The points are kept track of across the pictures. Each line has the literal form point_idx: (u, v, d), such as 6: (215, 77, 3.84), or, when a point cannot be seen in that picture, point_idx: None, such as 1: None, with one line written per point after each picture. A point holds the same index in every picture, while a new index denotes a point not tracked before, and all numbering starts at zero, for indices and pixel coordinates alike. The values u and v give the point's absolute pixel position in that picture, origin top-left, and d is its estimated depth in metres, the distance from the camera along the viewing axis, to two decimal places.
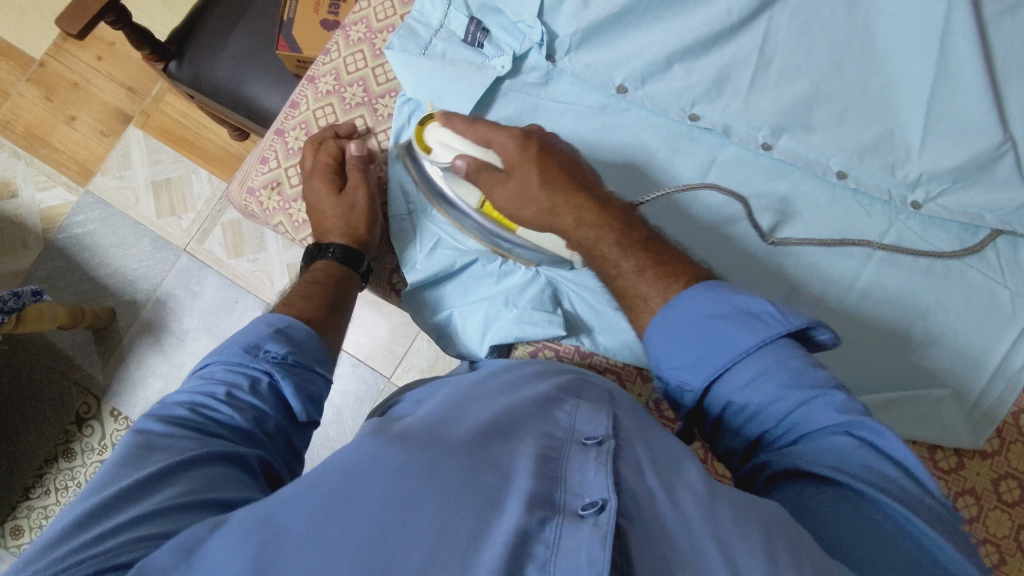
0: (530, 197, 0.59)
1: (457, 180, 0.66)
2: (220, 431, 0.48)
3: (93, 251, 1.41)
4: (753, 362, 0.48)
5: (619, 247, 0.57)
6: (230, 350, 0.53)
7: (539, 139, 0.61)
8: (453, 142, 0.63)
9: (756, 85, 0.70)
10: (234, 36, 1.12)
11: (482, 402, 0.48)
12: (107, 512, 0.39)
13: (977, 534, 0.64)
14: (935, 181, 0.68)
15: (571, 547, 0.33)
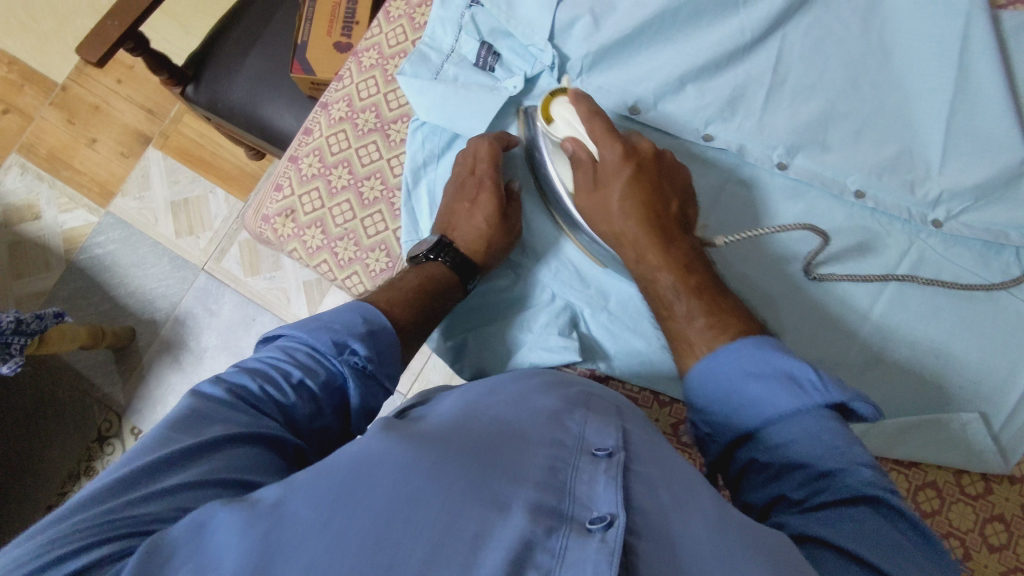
0: (607, 212, 0.61)
1: (562, 161, 0.66)
2: (276, 417, 0.48)
3: (114, 271, 1.44)
4: (789, 428, 0.48)
5: (676, 291, 0.58)
6: (320, 336, 0.52)
7: (645, 160, 0.61)
8: (568, 125, 0.63)
9: (770, 104, 0.69)
10: (250, 59, 1.14)
11: (494, 403, 0.48)
12: (143, 477, 0.38)
13: (1006, 562, 0.62)
14: (957, 200, 0.66)
15: (576, 559, 0.32)
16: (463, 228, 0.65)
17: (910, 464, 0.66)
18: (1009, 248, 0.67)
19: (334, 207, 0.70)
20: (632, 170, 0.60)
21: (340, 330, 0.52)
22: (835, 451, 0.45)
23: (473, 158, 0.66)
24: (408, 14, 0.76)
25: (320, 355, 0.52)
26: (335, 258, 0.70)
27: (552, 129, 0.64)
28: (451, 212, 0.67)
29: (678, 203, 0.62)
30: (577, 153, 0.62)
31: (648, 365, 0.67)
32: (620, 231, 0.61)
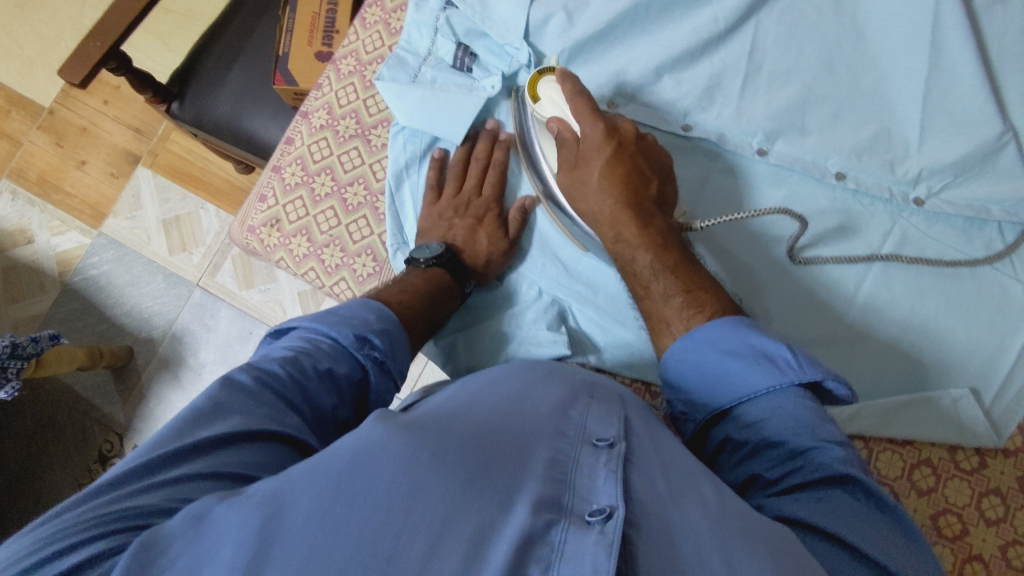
0: (586, 187, 0.61)
1: (547, 141, 0.66)
2: (305, 408, 0.46)
3: (109, 291, 1.44)
4: (761, 407, 0.49)
5: (653, 268, 0.57)
6: (341, 330, 0.51)
7: (628, 140, 0.61)
8: (554, 104, 0.63)
9: (747, 91, 0.69)
10: (234, 73, 1.14)
11: (494, 391, 0.48)
12: (153, 468, 0.38)
13: (1005, 536, 0.62)
14: (937, 177, 0.67)
15: (576, 553, 0.33)
16: (466, 241, 0.66)
17: (903, 442, 0.66)
18: (991, 222, 0.67)
19: (319, 214, 0.70)
20: (614, 149, 0.61)
21: (361, 326, 0.52)
22: (806, 427, 0.46)
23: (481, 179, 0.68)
24: (384, 20, 0.76)
25: (341, 347, 0.51)
26: (321, 265, 0.70)
27: (537, 108, 0.65)
28: (449, 222, 0.67)
29: (658, 185, 0.62)
30: (561, 131, 0.63)
31: (638, 357, 0.67)
32: (595, 205, 0.61)
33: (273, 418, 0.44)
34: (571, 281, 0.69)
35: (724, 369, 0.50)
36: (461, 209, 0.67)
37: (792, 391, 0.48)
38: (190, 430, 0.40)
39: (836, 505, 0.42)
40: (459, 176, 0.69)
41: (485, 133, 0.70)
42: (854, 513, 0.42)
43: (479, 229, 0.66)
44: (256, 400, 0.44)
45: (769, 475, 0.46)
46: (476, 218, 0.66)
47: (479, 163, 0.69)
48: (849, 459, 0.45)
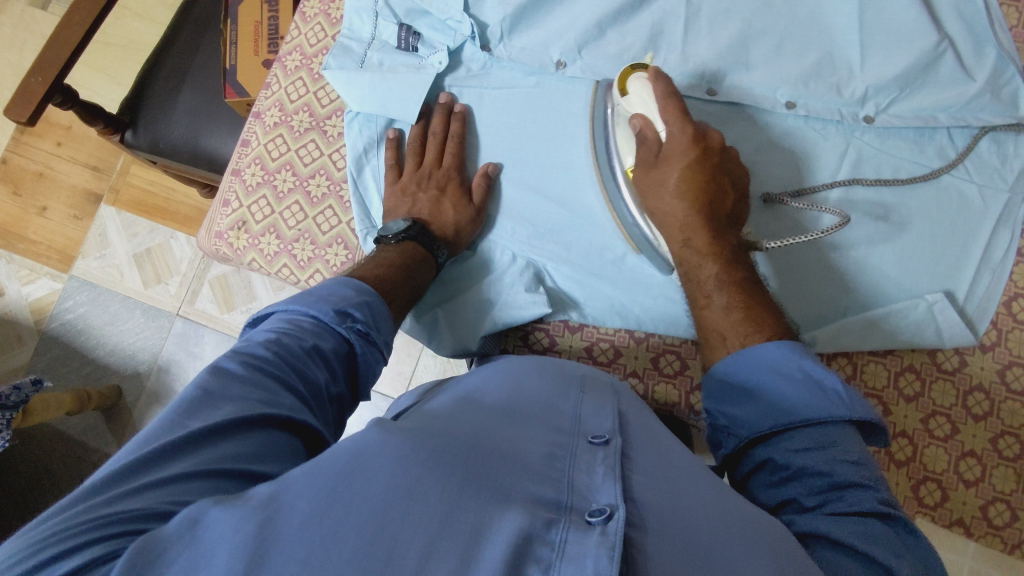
0: (661, 189, 0.60)
1: (624, 137, 0.64)
2: (299, 385, 0.47)
3: (88, 333, 1.42)
4: (808, 433, 0.47)
5: (717, 280, 0.58)
6: (321, 307, 0.52)
7: (713, 148, 0.59)
8: (642, 101, 0.62)
9: (690, 34, 0.70)
10: (183, 93, 1.13)
11: (491, 403, 0.49)
12: (144, 467, 0.36)
13: (993, 429, 0.65)
14: (883, 93, 0.68)
15: (577, 553, 0.32)
16: (433, 212, 0.66)
17: (885, 352, 0.68)
18: (940, 130, 0.69)
19: (285, 210, 0.71)
20: (698, 155, 0.59)
21: (340, 301, 0.53)
22: (853, 460, 0.45)
23: (438, 150, 0.69)
24: (324, 11, 0.76)
25: (323, 324, 0.52)
26: (293, 261, 0.70)
27: (624, 103, 0.63)
28: (414, 197, 0.68)
29: (735, 201, 0.60)
30: (643, 131, 0.61)
31: (620, 308, 0.68)
32: (667, 210, 0.60)
33: (268, 401, 0.43)
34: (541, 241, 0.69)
35: (779, 388, 0.50)
36: (425, 181, 0.68)
37: (841, 425, 0.47)
38: (182, 422, 0.39)
39: (869, 530, 0.41)
40: (419, 151, 0.69)
41: (439, 107, 0.70)
42: (887, 541, 0.40)
43: (444, 198, 0.67)
44: (247, 383, 0.44)
45: (804, 500, 0.45)
46: (440, 188, 0.67)
47: (436, 136, 0.70)
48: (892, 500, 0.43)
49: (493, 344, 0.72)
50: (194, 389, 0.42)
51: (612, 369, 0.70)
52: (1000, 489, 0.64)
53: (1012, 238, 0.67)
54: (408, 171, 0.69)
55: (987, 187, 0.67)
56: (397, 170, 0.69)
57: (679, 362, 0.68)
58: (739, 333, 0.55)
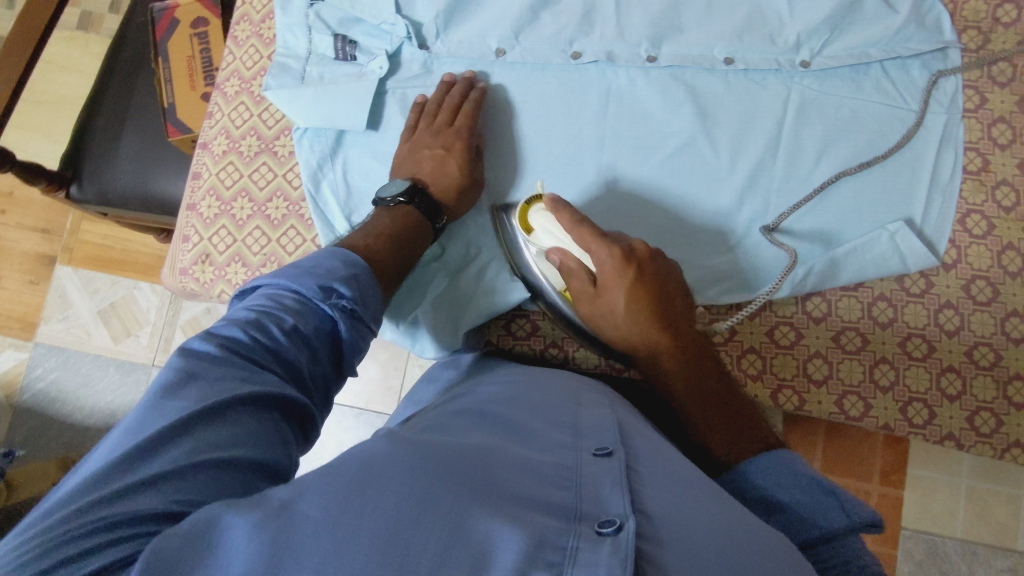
0: (611, 317, 0.60)
1: (546, 264, 0.64)
2: (275, 365, 0.46)
3: (64, 399, 1.38)
4: (814, 549, 0.45)
5: (691, 396, 0.58)
6: (304, 281, 0.50)
7: (642, 258, 0.60)
8: (553, 236, 0.62)
9: (622, 5, 0.71)
10: (125, 139, 1.11)
11: (495, 419, 0.50)
12: (136, 462, 0.36)
13: (967, 341, 0.67)
14: (815, 37, 0.70)
15: (590, 561, 0.32)
16: (433, 170, 0.66)
17: (855, 285, 0.69)
18: (874, 66, 0.71)
19: (247, 237, 0.70)
20: (633, 273, 0.59)
21: (325, 275, 0.51)
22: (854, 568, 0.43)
23: (452, 110, 0.68)
24: (256, 33, 0.76)
25: (306, 299, 0.50)
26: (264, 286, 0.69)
27: (533, 240, 0.64)
28: (420, 156, 0.67)
29: (678, 302, 0.61)
30: (566, 263, 0.61)
31: None
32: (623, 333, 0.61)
33: (251, 379, 0.43)
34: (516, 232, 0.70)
35: (788, 482, 0.49)
36: (434, 138, 0.67)
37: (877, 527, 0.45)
38: (168, 406, 0.39)
39: None
40: (434, 111, 0.68)
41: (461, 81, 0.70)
42: None
43: (448, 158, 0.66)
44: (225, 365, 0.43)
45: None
46: (446, 148, 0.66)
47: (454, 99, 0.69)
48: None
49: (476, 338, 0.72)
50: (174, 372, 0.41)
51: None
52: (983, 398, 0.67)
53: (956, 158, 0.69)
54: (421, 129, 0.68)
55: (925, 113, 0.70)
56: (409, 126, 0.68)
57: None
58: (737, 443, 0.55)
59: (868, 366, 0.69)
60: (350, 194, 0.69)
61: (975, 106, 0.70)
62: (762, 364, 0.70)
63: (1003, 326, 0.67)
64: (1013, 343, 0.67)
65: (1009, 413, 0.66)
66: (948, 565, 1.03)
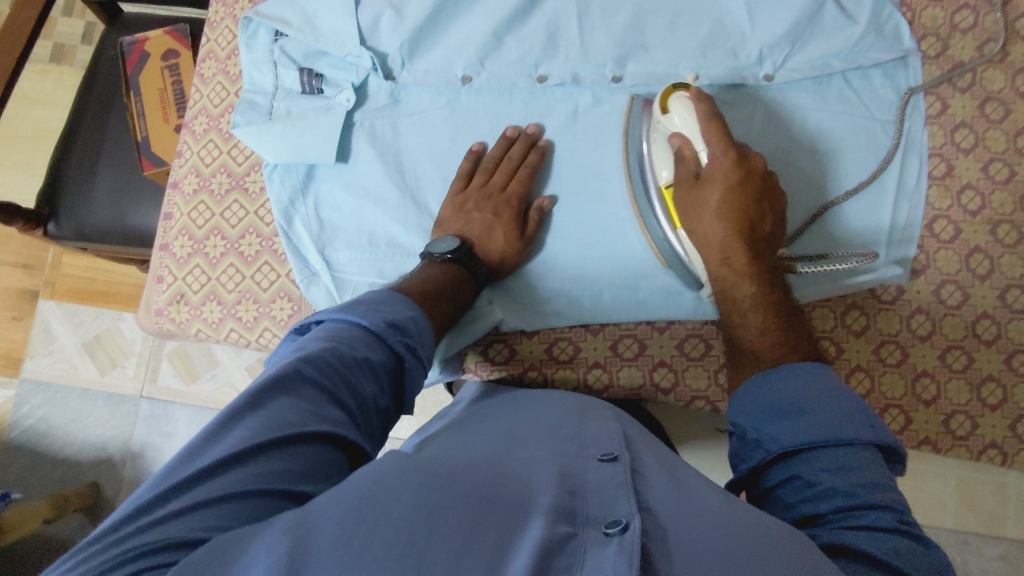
0: (701, 209, 0.60)
1: (659, 152, 0.65)
2: (347, 398, 0.49)
3: (53, 435, 1.38)
4: (831, 456, 0.48)
5: (753, 301, 0.59)
6: (372, 318, 0.55)
7: (756, 171, 0.60)
8: (682, 119, 0.62)
9: (586, 26, 0.71)
10: (100, 173, 1.10)
11: (496, 440, 0.51)
12: (187, 487, 0.39)
13: (939, 345, 0.68)
14: (777, 51, 0.71)
15: (596, 565, 0.34)
16: (480, 234, 0.67)
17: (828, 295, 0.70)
18: (837, 77, 0.71)
19: (221, 275, 0.70)
20: (740, 177, 0.59)
21: (390, 314, 0.56)
22: (872, 483, 0.46)
23: (507, 175, 0.68)
24: (222, 70, 0.75)
25: (374, 334, 0.55)
26: (239, 323, 0.69)
27: (665, 119, 0.64)
28: (471, 213, 0.67)
29: (772, 226, 0.61)
30: (682, 149, 0.62)
31: (572, 306, 0.70)
32: (708, 231, 0.60)
33: (317, 413, 0.46)
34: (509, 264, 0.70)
35: (796, 390, 0.52)
36: (485, 201, 0.68)
37: (853, 447, 0.48)
38: (232, 433, 0.43)
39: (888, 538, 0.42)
40: (490, 170, 0.69)
41: (525, 138, 0.70)
42: None
43: (496, 224, 0.67)
44: (295, 392, 0.47)
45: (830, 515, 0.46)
46: (495, 213, 0.67)
47: (512, 162, 0.69)
48: (912, 551, 0.42)
49: (456, 364, 0.73)
50: (234, 402, 0.45)
51: (577, 365, 0.71)
52: (957, 401, 0.68)
53: (921, 164, 0.70)
54: (474, 186, 0.69)
55: (889, 121, 0.70)
56: (463, 183, 0.69)
57: (638, 345, 0.70)
58: (774, 353, 0.58)
59: (845, 374, 0.69)
60: (323, 227, 0.69)
61: (937, 112, 0.72)
62: None
63: (974, 328, 0.68)
64: (984, 345, 0.68)
65: (983, 415, 0.67)
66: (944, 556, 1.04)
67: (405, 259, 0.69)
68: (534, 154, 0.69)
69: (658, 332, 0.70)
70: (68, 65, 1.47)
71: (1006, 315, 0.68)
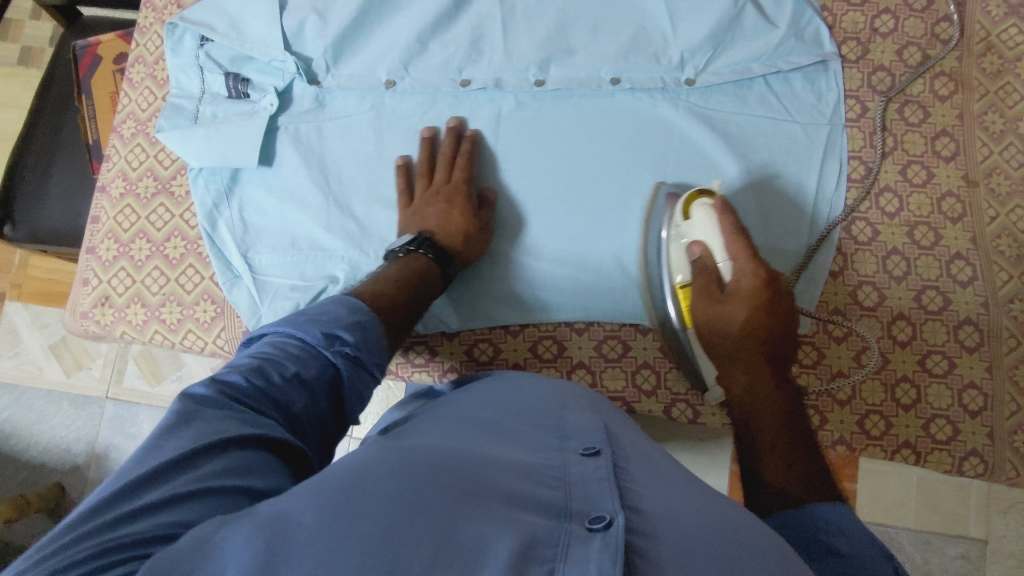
0: (722, 325, 0.60)
1: (675, 258, 0.64)
2: (277, 414, 0.48)
3: (18, 436, 1.39)
4: None
5: (768, 412, 0.57)
6: (309, 329, 0.53)
7: (778, 288, 0.60)
8: (707, 230, 0.62)
9: (510, 31, 0.72)
10: (56, 176, 1.11)
11: (482, 429, 0.50)
12: (134, 492, 0.37)
13: (855, 346, 0.69)
14: (699, 55, 0.71)
15: (581, 557, 0.32)
16: (443, 227, 0.67)
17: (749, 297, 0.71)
18: (758, 81, 0.72)
19: (146, 278, 0.71)
20: (767, 297, 0.59)
21: (329, 323, 0.54)
22: None
23: (445, 168, 0.70)
24: (150, 75, 0.76)
25: (311, 347, 0.53)
26: (158, 330, 0.70)
27: (686, 226, 0.63)
28: (424, 216, 0.68)
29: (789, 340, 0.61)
30: (704, 258, 0.62)
31: (490, 307, 0.72)
32: (727, 346, 0.61)
33: (252, 424, 0.45)
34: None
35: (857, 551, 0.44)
36: (434, 197, 0.69)
37: None
38: (173, 442, 0.41)
39: None
40: (429, 169, 0.70)
41: (448, 131, 0.71)
42: None
43: (453, 210, 0.68)
44: (225, 407, 0.45)
45: None
46: (449, 201, 0.68)
47: (445, 156, 0.70)
48: None
49: None
50: (172, 413, 0.43)
51: (496, 366, 0.72)
52: (872, 402, 0.68)
53: (839, 166, 0.71)
54: (419, 194, 0.70)
55: (809, 124, 0.71)
56: (408, 190, 0.69)
57: (557, 346, 0.71)
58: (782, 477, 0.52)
59: None
60: (247, 230, 0.70)
61: (857, 116, 0.72)
62: (657, 379, 0.70)
63: (889, 331, 0.69)
64: (898, 346, 0.69)
65: (898, 415, 0.68)
66: (904, 556, 0.99)
67: (326, 261, 0.69)
68: (464, 143, 0.71)
69: (576, 334, 0.71)
70: (35, 67, 1.47)
71: (921, 316, 0.69)
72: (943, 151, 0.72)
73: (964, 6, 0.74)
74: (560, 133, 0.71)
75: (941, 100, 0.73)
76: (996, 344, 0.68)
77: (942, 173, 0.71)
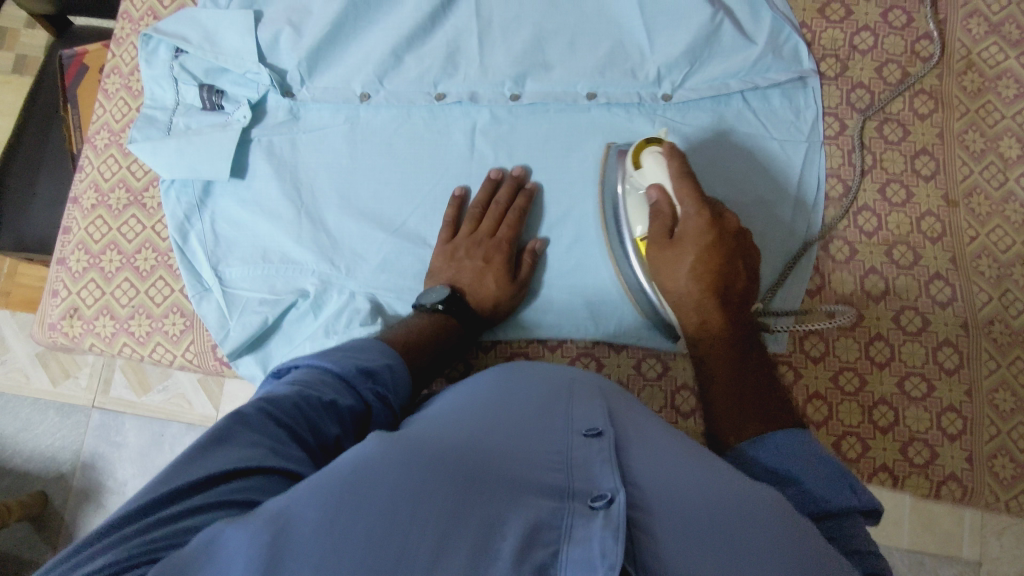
0: (674, 268, 0.60)
1: (631, 208, 0.64)
2: (311, 441, 0.45)
3: (3, 444, 1.38)
4: None
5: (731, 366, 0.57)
6: (346, 363, 0.51)
7: (729, 229, 0.60)
8: (655, 176, 0.62)
9: (486, 44, 0.72)
10: (41, 184, 1.11)
11: (484, 396, 0.48)
12: (159, 505, 0.36)
13: (831, 367, 0.68)
14: (676, 70, 0.70)
15: (583, 536, 0.32)
16: (474, 286, 0.66)
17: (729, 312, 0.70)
18: (736, 97, 0.71)
19: (115, 290, 0.71)
20: (716, 236, 0.59)
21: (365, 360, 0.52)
22: None
23: (494, 223, 0.68)
24: (125, 85, 0.76)
25: (347, 380, 0.50)
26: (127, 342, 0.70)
27: (637, 175, 0.63)
28: (461, 267, 0.66)
29: (746, 281, 0.60)
30: (659, 203, 0.61)
31: None
32: (681, 293, 0.60)
33: (279, 451, 0.42)
34: (399, 282, 0.69)
35: None
36: (474, 249, 0.67)
37: None
38: (205, 459, 0.39)
39: None
40: (477, 217, 0.68)
41: (511, 179, 0.70)
42: None
43: (488, 271, 0.66)
44: (260, 429, 0.43)
45: None
46: (486, 260, 0.66)
47: (499, 207, 0.68)
48: None
49: None
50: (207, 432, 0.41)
51: None
52: (850, 423, 0.67)
53: (816, 183, 0.70)
54: (461, 235, 0.68)
55: (787, 141, 0.70)
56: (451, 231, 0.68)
57: None
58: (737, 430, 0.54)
59: None
60: (218, 243, 0.70)
61: (836, 133, 0.72)
62: None
63: (868, 351, 0.68)
64: (876, 367, 0.67)
65: (875, 437, 0.67)
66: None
67: (297, 275, 0.68)
68: (520, 199, 0.68)
69: (549, 351, 0.71)
70: (28, 75, 1.48)
71: (898, 336, 0.68)
72: (922, 169, 0.71)
73: (944, 24, 0.74)
74: (535, 148, 0.71)
75: (921, 118, 0.72)
76: (976, 365, 0.67)
77: (922, 192, 0.70)
